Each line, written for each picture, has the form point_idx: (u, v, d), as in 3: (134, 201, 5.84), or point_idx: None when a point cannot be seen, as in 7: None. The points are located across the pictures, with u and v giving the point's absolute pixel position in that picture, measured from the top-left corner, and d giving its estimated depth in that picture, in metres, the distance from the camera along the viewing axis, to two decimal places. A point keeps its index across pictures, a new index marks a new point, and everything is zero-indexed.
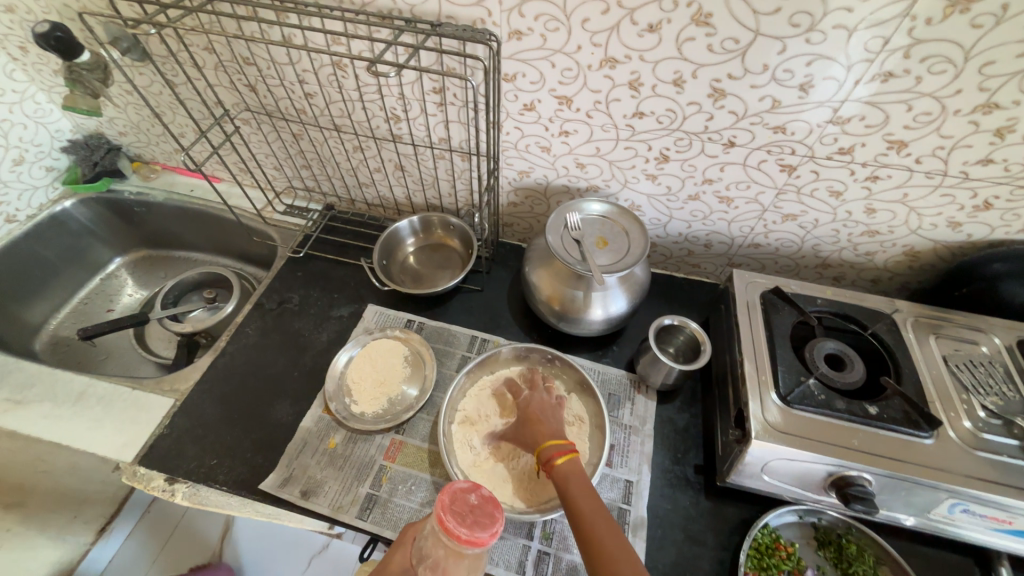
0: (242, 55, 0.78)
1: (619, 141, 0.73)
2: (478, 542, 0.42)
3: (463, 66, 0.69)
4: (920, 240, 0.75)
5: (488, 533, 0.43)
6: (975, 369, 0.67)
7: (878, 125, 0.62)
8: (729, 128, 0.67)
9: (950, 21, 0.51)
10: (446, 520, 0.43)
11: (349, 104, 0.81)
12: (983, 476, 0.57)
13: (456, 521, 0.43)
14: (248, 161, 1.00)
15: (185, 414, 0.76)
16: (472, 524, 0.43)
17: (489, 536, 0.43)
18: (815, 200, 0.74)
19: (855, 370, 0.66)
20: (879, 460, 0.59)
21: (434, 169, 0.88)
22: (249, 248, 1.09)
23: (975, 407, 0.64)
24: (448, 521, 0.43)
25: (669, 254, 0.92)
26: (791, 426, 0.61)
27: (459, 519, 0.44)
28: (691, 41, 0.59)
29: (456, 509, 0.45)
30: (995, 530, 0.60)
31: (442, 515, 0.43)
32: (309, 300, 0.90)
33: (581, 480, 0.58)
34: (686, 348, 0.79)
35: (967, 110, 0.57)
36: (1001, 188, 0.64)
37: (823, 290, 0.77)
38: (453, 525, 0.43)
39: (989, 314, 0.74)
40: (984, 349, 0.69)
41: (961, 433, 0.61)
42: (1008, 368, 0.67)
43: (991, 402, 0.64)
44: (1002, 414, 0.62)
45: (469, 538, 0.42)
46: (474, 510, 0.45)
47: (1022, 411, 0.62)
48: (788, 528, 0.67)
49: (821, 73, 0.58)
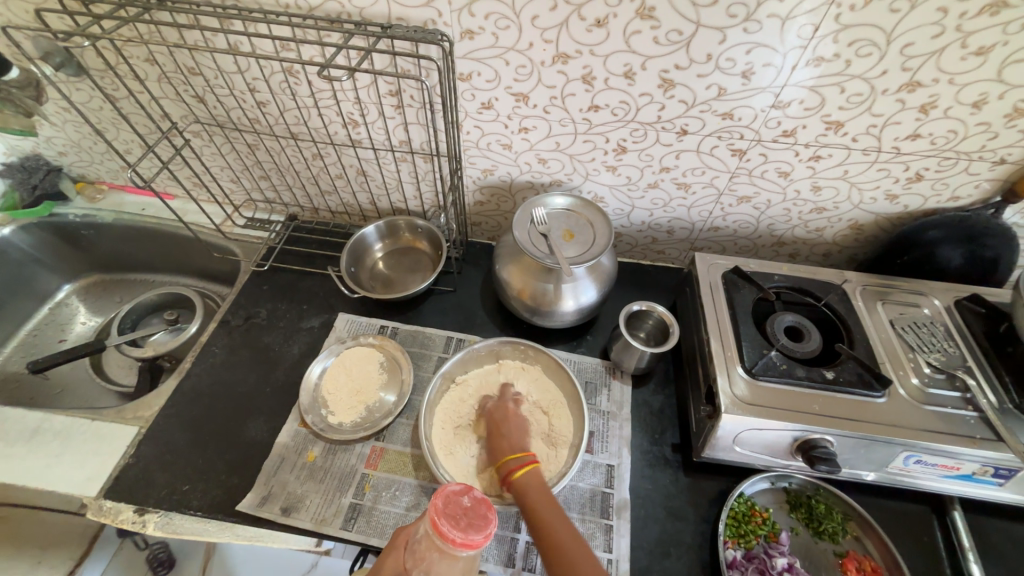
0: (187, 66, 0.75)
1: (578, 134, 0.75)
2: (473, 544, 0.43)
3: (418, 67, 0.69)
4: (863, 214, 0.80)
5: (482, 535, 0.44)
6: (919, 329, 0.72)
7: (816, 107, 0.65)
8: (681, 116, 0.70)
9: (871, 6, 0.55)
10: (441, 524, 0.44)
11: (304, 111, 0.79)
12: (931, 428, 0.62)
13: (450, 525, 0.44)
14: (201, 175, 0.97)
15: (152, 441, 0.73)
16: (466, 527, 0.44)
17: (483, 538, 0.44)
18: (766, 181, 0.77)
19: (813, 339, 0.70)
20: (839, 422, 0.62)
21: (397, 172, 0.87)
22: (210, 265, 1.05)
23: (921, 364, 0.68)
24: (442, 525, 0.44)
25: (634, 243, 0.95)
26: (758, 397, 0.64)
27: (453, 522, 0.44)
28: (638, 34, 0.61)
29: (450, 512, 0.45)
30: (947, 477, 0.65)
31: (437, 520, 0.44)
32: (277, 313, 0.88)
33: (541, 488, 0.60)
34: (656, 332, 0.82)
35: (894, 89, 0.62)
36: (930, 160, 0.69)
37: (779, 267, 0.80)
38: (447, 530, 0.43)
39: (928, 278, 0.79)
40: (926, 310, 0.74)
41: (911, 390, 0.66)
42: (947, 326, 0.72)
43: (934, 358, 0.69)
44: (944, 369, 0.67)
45: (464, 541, 0.43)
46: (468, 512, 0.45)
47: (961, 365, 0.68)
48: (762, 495, 0.70)
49: (760, 61, 0.62)
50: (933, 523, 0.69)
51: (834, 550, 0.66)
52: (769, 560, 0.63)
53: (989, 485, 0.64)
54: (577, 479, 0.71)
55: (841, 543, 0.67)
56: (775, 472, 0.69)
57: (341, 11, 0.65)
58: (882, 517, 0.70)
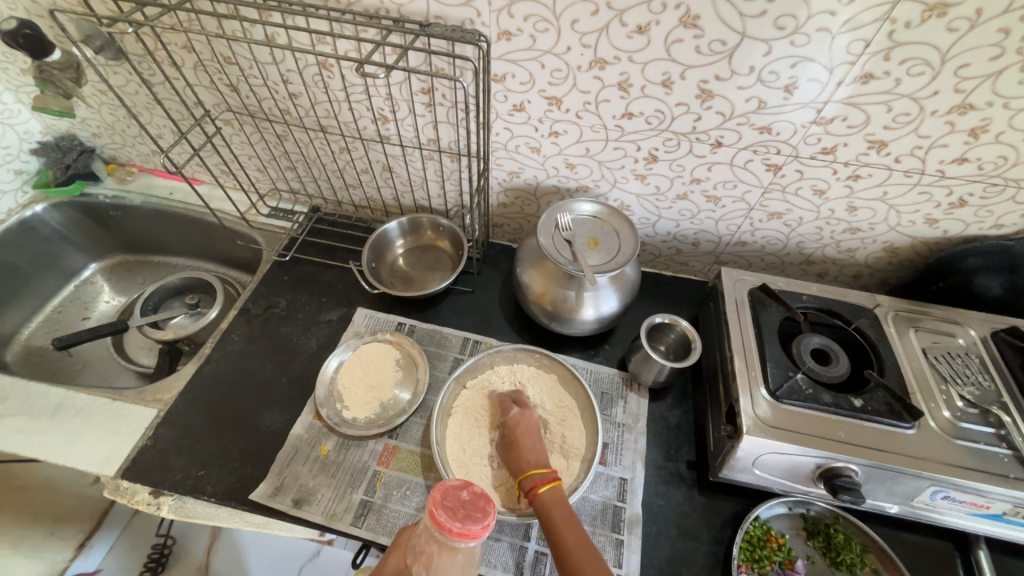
0: (223, 55, 0.76)
1: (609, 141, 0.74)
2: (470, 535, 0.43)
3: (452, 67, 0.69)
4: (900, 237, 0.77)
5: (480, 526, 0.43)
6: (952, 360, 0.69)
7: (860, 126, 0.63)
8: (716, 128, 0.68)
9: (928, 24, 0.53)
10: (438, 515, 0.44)
11: (335, 105, 0.79)
12: (962, 464, 0.60)
13: (448, 515, 0.44)
14: (230, 163, 0.98)
15: (170, 425, 0.74)
16: (464, 518, 0.44)
17: (482, 529, 0.43)
18: (800, 198, 0.75)
19: (841, 364, 0.68)
20: (864, 451, 0.60)
21: (423, 169, 0.87)
22: (233, 252, 1.07)
23: (953, 397, 0.66)
24: (440, 516, 0.44)
25: (657, 253, 0.93)
26: (781, 420, 0.62)
27: (451, 513, 0.44)
28: (679, 43, 0.60)
29: (448, 504, 0.45)
30: (975, 515, 0.62)
31: (435, 510, 0.44)
32: (297, 304, 0.89)
33: (562, 505, 0.59)
34: (676, 346, 0.80)
35: (943, 110, 0.59)
36: (975, 186, 0.67)
37: (808, 286, 0.78)
38: (445, 520, 0.43)
39: (964, 307, 0.77)
40: (960, 340, 0.72)
41: (941, 423, 0.63)
42: (983, 359, 0.69)
43: (968, 392, 0.66)
44: (978, 403, 0.65)
45: (461, 530, 0.43)
46: (467, 504, 0.45)
47: (996, 400, 0.65)
48: (779, 520, 0.69)
49: (804, 75, 0.60)
50: (955, 561, 0.67)
51: None
52: None
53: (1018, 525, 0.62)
54: (589, 491, 0.70)
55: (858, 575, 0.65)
56: (794, 497, 0.67)
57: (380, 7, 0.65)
58: (902, 550, 0.68)
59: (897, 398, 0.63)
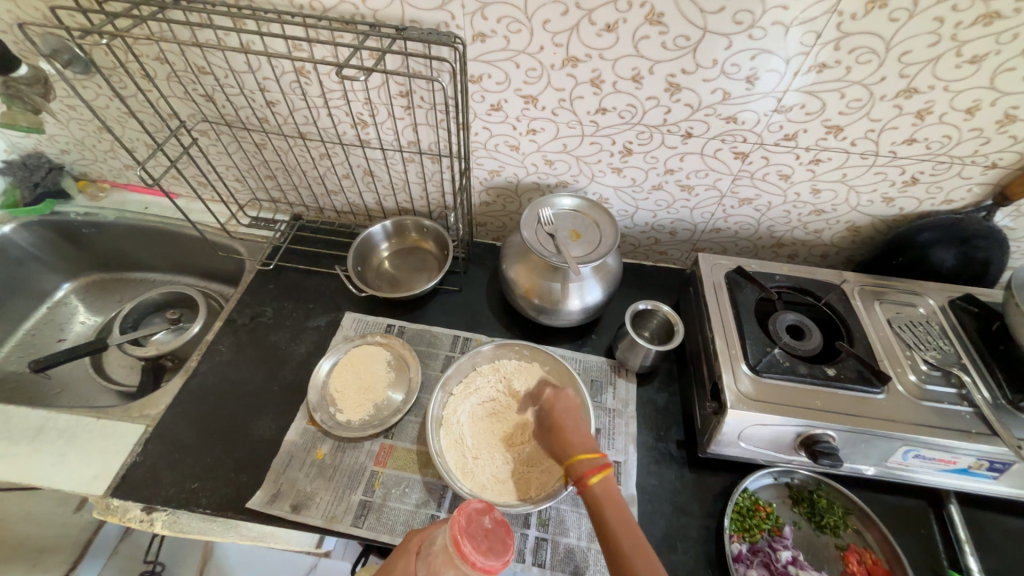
0: (197, 64, 0.76)
1: (585, 136, 0.76)
2: (491, 569, 0.44)
3: (429, 69, 0.70)
4: (860, 216, 0.82)
5: (501, 562, 0.44)
6: (915, 328, 0.74)
7: (817, 112, 0.68)
8: (686, 120, 0.72)
9: (871, 16, 0.57)
10: (463, 544, 0.44)
11: (314, 111, 0.80)
12: (929, 423, 0.64)
13: (472, 546, 0.44)
14: (208, 174, 0.97)
15: (159, 440, 0.73)
16: (487, 550, 0.45)
17: (502, 564, 0.44)
18: (767, 183, 0.79)
19: (815, 336, 0.72)
20: (840, 417, 0.64)
21: (404, 172, 0.88)
22: (213, 265, 1.05)
23: (918, 362, 0.70)
24: (464, 546, 0.44)
25: (637, 243, 0.97)
26: (761, 393, 0.66)
27: (475, 543, 0.45)
28: (646, 40, 0.63)
29: (471, 533, 0.46)
30: (945, 471, 0.67)
31: (460, 539, 0.44)
32: (284, 312, 0.88)
33: (612, 495, 0.54)
34: (660, 331, 0.83)
35: (891, 95, 0.64)
36: (925, 164, 0.72)
37: (780, 267, 0.82)
38: (469, 551, 0.44)
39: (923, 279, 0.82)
40: (921, 309, 0.77)
41: (907, 387, 0.68)
42: (943, 325, 0.74)
43: (931, 356, 0.71)
44: (940, 366, 0.70)
45: (484, 565, 0.43)
46: (489, 535, 0.46)
47: (956, 362, 0.70)
48: (766, 490, 0.72)
49: (763, 66, 0.63)
50: (930, 517, 0.71)
51: (835, 543, 0.68)
52: (774, 553, 0.65)
53: (987, 480, 0.66)
54: None
55: (842, 537, 0.68)
56: (781, 467, 0.71)
57: (355, 13, 0.66)
58: (882, 511, 0.71)
59: (866, 365, 0.67)
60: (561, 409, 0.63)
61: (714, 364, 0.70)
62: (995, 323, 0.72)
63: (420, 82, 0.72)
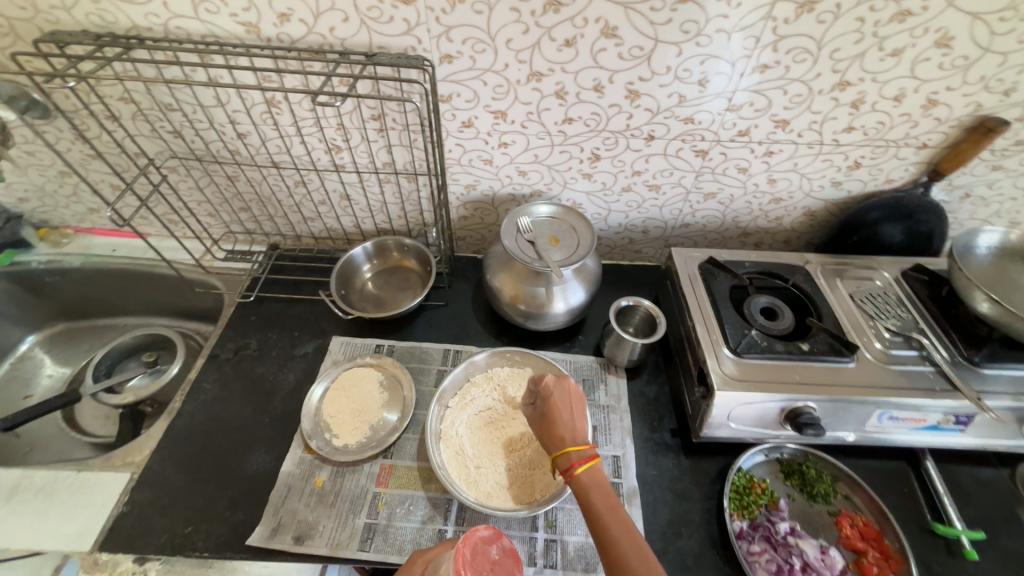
0: (164, 101, 0.76)
1: (554, 146, 0.80)
2: None
3: (400, 91, 0.73)
4: (814, 201, 0.88)
5: None
6: (875, 299, 0.80)
7: (764, 108, 0.73)
8: (647, 123, 0.76)
9: (802, 19, 0.63)
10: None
11: (287, 140, 0.81)
12: (898, 385, 0.69)
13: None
14: (179, 210, 0.96)
15: (147, 486, 0.70)
16: None
17: None
18: (728, 177, 0.84)
19: (786, 316, 0.76)
20: (818, 388, 0.68)
21: (381, 193, 0.90)
22: (189, 303, 1.03)
23: (881, 330, 0.76)
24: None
25: (613, 245, 1.00)
26: (744, 373, 0.69)
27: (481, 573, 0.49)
28: (604, 52, 0.67)
29: (479, 563, 0.50)
30: (918, 429, 0.71)
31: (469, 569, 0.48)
32: (268, 343, 0.87)
33: (600, 485, 0.57)
34: (643, 325, 0.86)
35: (828, 89, 0.70)
36: (866, 149, 0.78)
37: (748, 255, 0.87)
38: None
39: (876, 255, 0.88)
40: (879, 282, 0.83)
41: (874, 355, 0.72)
42: (899, 295, 0.80)
43: (892, 323, 0.76)
44: (901, 332, 0.75)
45: None
46: (495, 564, 0.51)
47: (914, 327, 0.75)
48: (759, 468, 0.75)
49: (712, 70, 0.69)
50: (910, 475, 0.76)
51: (828, 510, 0.71)
52: (773, 526, 0.68)
53: (955, 434, 0.71)
54: None
55: (834, 503, 0.72)
56: (770, 444, 0.74)
57: (323, 43, 0.68)
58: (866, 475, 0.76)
59: (835, 338, 0.72)
60: (558, 398, 0.64)
61: (698, 351, 0.74)
62: (944, 288, 0.79)
63: (391, 105, 0.74)
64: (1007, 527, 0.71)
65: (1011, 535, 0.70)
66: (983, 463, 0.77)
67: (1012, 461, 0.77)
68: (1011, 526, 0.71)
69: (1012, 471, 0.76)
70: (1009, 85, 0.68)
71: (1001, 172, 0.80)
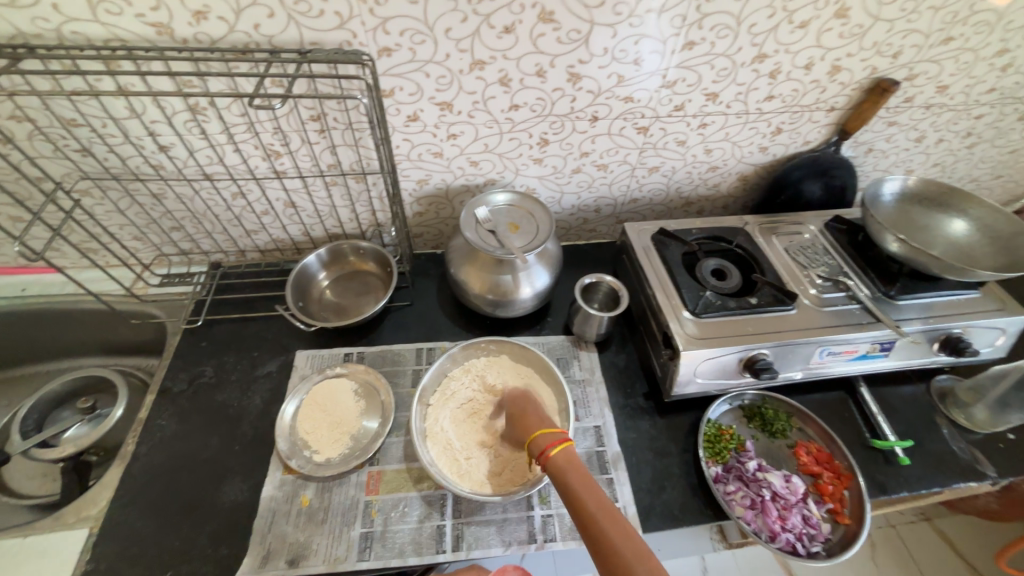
0: (67, 117, 0.68)
1: (503, 133, 0.81)
2: None
3: (339, 89, 0.70)
4: (746, 167, 0.96)
5: None
6: (805, 251, 0.88)
7: (696, 83, 0.78)
8: (591, 105, 0.79)
9: None
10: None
11: (218, 149, 0.75)
12: (833, 325, 0.77)
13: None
14: (98, 237, 0.87)
15: (110, 539, 0.64)
16: None
17: None
18: (668, 151, 0.89)
19: (733, 274, 0.83)
20: (768, 336, 0.75)
21: (329, 197, 0.86)
22: (125, 338, 0.94)
23: (814, 278, 0.84)
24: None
25: (568, 226, 1.03)
26: (704, 331, 0.74)
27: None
28: (543, 37, 0.68)
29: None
30: (853, 361, 0.81)
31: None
32: (226, 367, 0.82)
33: (574, 465, 0.58)
34: (607, 300, 0.90)
35: (749, 61, 0.76)
36: (786, 115, 0.86)
37: (694, 223, 0.93)
38: None
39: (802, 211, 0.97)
40: (807, 236, 0.91)
41: (809, 299, 0.81)
42: (825, 245, 0.90)
43: (822, 270, 0.85)
44: (830, 277, 0.84)
45: None
46: None
47: (840, 272, 0.85)
48: (725, 416, 0.81)
49: (646, 49, 0.72)
50: (849, 402, 0.86)
51: (786, 444, 0.79)
52: (743, 465, 0.75)
53: (884, 358, 0.81)
54: None
55: (791, 437, 0.80)
56: (733, 392, 0.80)
57: (249, 41, 0.63)
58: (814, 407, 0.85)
59: (777, 288, 0.79)
60: (520, 399, 0.70)
61: (659, 316, 0.78)
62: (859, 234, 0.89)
63: (331, 104, 0.71)
64: (928, 432, 0.83)
65: (932, 438, 0.82)
66: (905, 381, 0.89)
67: (927, 376, 0.89)
68: (931, 431, 0.83)
69: (928, 385, 0.88)
70: (897, 48, 0.77)
71: (895, 127, 0.91)
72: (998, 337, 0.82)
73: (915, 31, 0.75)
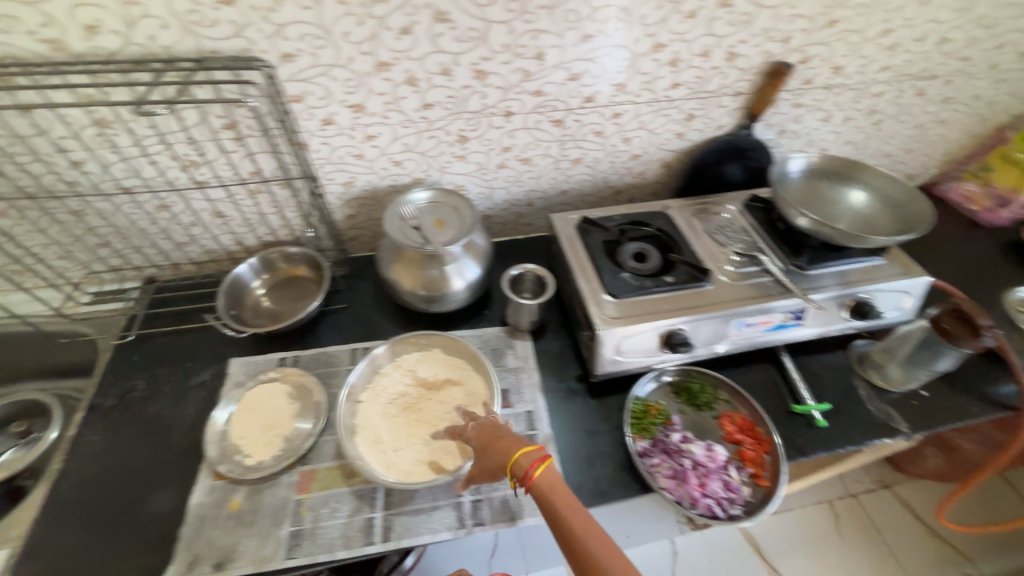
0: None
1: (420, 132, 0.83)
2: None
3: (247, 95, 0.71)
4: (667, 153, 0.99)
5: None
6: (723, 230, 0.92)
7: (601, 74, 0.81)
8: (502, 100, 0.81)
9: None
10: None
11: (134, 162, 0.76)
12: (745, 297, 0.80)
13: None
14: (22, 258, 0.86)
15: (31, 558, 0.64)
16: None
17: None
18: (587, 142, 0.92)
19: (653, 257, 0.86)
20: (682, 311, 0.78)
21: (255, 205, 0.87)
22: (60, 359, 0.94)
23: (730, 254, 0.88)
24: None
25: (503, 221, 1.05)
26: (622, 311, 0.77)
27: None
28: (442, 36, 0.71)
29: None
30: (770, 330, 0.84)
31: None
32: (158, 380, 0.82)
33: (558, 487, 0.57)
34: (538, 290, 0.92)
35: (647, 51, 0.80)
36: (694, 101, 0.90)
37: (619, 210, 0.97)
38: None
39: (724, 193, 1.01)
40: (726, 216, 0.95)
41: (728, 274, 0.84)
42: (742, 223, 0.94)
43: (737, 247, 0.89)
44: (746, 253, 0.88)
45: None
46: None
47: (755, 247, 0.88)
48: (653, 392, 0.84)
49: (545, 43, 0.75)
50: (774, 371, 0.89)
51: (712, 414, 0.83)
52: (668, 439, 0.78)
53: (797, 324, 0.85)
54: None
55: (717, 408, 0.83)
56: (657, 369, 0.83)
57: (147, 55, 0.65)
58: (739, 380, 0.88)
59: (694, 265, 0.82)
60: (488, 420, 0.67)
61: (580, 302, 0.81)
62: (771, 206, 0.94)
63: (242, 113, 0.73)
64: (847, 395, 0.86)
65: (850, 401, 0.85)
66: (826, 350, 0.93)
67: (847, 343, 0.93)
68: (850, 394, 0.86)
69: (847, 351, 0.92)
70: (785, 33, 0.83)
71: (800, 107, 0.96)
72: (903, 300, 0.87)
73: (797, 18, 0.82)
